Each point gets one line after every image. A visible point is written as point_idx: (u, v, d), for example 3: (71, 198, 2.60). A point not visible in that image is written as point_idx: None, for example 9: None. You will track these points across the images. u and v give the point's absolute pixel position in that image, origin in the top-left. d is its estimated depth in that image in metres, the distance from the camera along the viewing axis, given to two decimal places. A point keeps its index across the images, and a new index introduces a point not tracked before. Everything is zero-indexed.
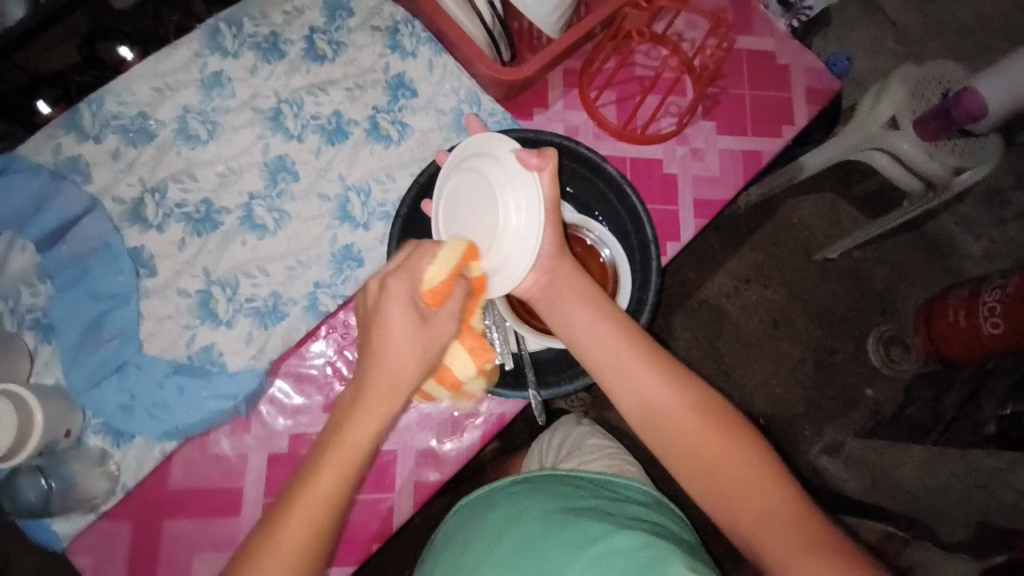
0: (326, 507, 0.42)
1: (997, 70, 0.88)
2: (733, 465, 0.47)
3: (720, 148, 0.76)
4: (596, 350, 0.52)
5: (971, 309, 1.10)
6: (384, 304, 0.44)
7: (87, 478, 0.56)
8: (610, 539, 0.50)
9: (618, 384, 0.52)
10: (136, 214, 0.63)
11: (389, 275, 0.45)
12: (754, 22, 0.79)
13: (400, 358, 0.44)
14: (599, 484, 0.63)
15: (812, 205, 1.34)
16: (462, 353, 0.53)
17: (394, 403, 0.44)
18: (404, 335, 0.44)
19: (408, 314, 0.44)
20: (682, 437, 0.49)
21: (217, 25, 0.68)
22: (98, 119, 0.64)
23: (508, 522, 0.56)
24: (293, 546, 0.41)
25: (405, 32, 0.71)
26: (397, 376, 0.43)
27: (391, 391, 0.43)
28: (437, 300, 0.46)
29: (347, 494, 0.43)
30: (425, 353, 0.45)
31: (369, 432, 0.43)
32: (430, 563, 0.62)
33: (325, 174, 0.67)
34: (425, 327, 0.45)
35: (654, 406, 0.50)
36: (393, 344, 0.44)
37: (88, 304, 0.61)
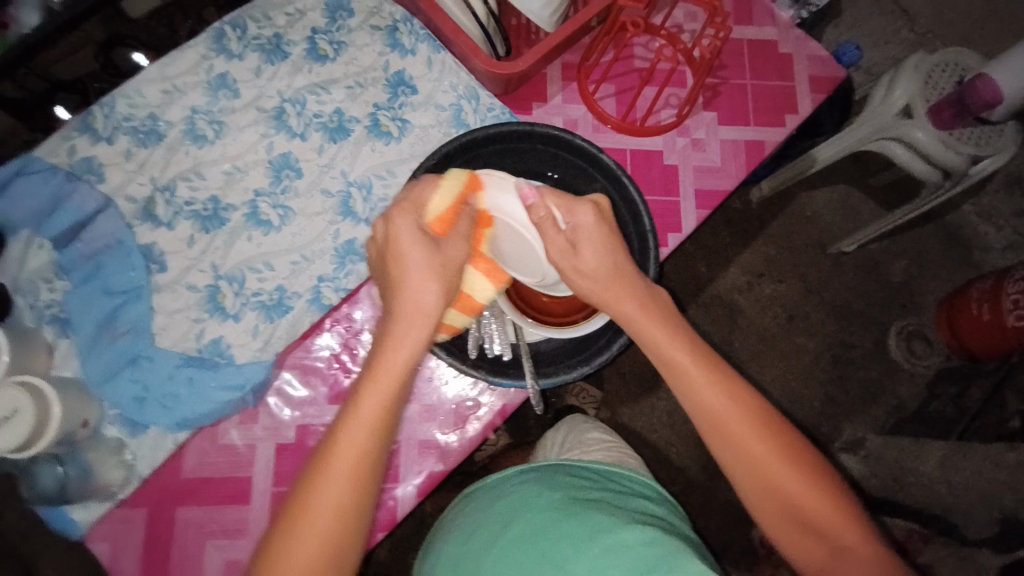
0: (373, 430, 0.46)
1: (1014, 53, 0.85)
2: (811, 503, 0.48)
3: (721, 138, 0.75)
4: (677, 376, 0.52)
5: (995, 300, 1.07)
6: (398, 237, 0.52)
7: (103, 466, 0.59)
8: (617, 535, 0.50)
9: (698, 408, 0.51)
10: (148, 213, 0.66)
11: (394, 209, 0.53)
12: (754, 10, 0.79)
13: (422, 285, 0.51)
14: (605, 476, 0.63)
15: (827, 198, 1.32)
16: (477, 275, 0.57)
17: (423, 327, 0.51)
18: (421, 262, 0.52)
19: (422, 246, 0.52)
20: (760, 469, 0.49)
21: (222, 28, 0.70)
22: (109, 121, 0.67)
23: (516, 508, 0.56)
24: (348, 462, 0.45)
25: (404, 30, 0.73)
26: (422, 303, 0.51)
27: (418, 316, 0.51)
28: (444, 224, 0.54)
29: (390, 419, 0.47)
30: (445, 276, 0.52)
31: (403, 358, 0.49)
32: (432, 547, 0.63)
33: (328, 171, 0.69)
34: (438, 248, 0.53)
35: (736, 433, 0.50)
36: (411, 271, 0.51)
37: (102, 299, 0.63)
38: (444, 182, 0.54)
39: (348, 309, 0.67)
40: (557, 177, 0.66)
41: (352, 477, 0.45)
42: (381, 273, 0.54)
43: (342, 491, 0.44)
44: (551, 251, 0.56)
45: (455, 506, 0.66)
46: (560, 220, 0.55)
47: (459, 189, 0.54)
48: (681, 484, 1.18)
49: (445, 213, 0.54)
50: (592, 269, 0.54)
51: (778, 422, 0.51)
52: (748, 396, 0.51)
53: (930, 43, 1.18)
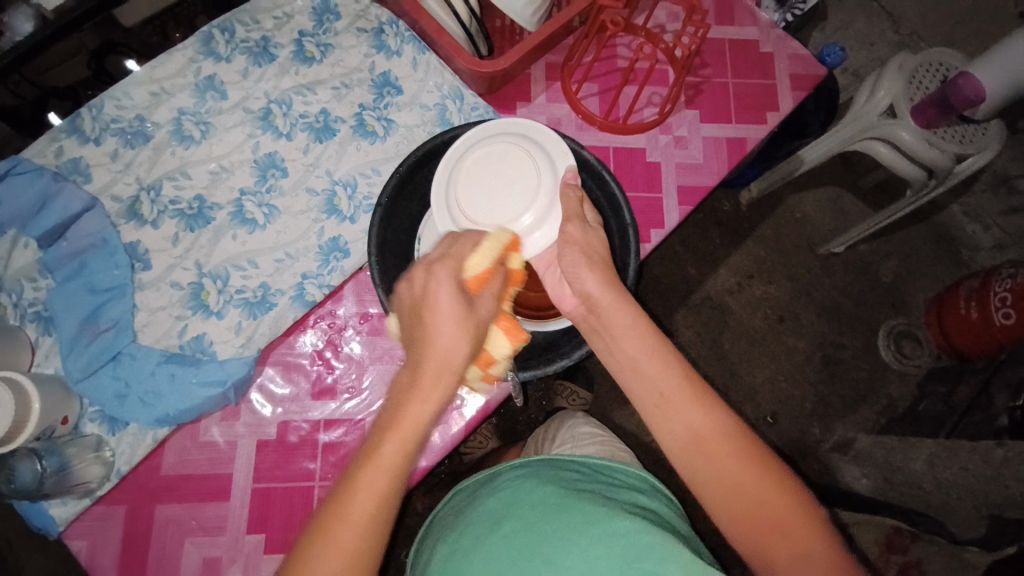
0: (388, 484, 0.43)
1: (1000, 52, 0.86)
2: (774, 507, 0.46)
3: (703, 136, 0.76)
4: (636, 375, 0.52)
5: (982, 299, 1.08)
6: (432, 289, 0.48)
7: (81, 462, 0.59)
8: (607, 525, 0.50)
9: (656, 411, 0.51)
10: (132, 211, 0.66)
11: (434, 262, 0.50)
12: (735, 11, 0.80)
13: (450, 341, 0.47)
14: (598, 470, 0.62)
15: (816, 200, 1.33)
16: (498, 333, 0.54)
17: (446, 383, 0.46)
18: (450, 315, 0.48)
19: (453, 298, 0.48)
20: (717, 469, 0.48)
21: (211, 31, 0.71)
22: (97, 122, 0.68)
23: (512, 503, 0.56)
24: (362, 514, 0.42)
25: (390, 32, 0.74)
26: (450, 358, 0.47)
27: (440, 373, 0.46)
28: (479, 284, 0.51)
29: (404, 473, 0.44)
30: (473, 335, 0.48)
31: (425, 414, 0.45)
32: (425, 545, 0.63)
33: (313, 170, 0.69)
34: (471, 308, 0.49)
35: (692, 432, 0.49)
36: (441, 325, 0.47)
37: (85, 297, 0.63)
38: (487, 243, 0.53)
39: (332, 306, 0.67)
40: None
41: (364, 531, 0.42)
42: (407, 324, 0.49)
43: (358, 539, 0.42)
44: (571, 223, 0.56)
45: (449, 502, 0.66)
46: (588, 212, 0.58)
47: (501, 249, 0.54)
48: (672, 485, 1.18)
49: (482, 273, 0.51)
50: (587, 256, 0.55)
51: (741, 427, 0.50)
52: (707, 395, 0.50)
53: (915, 45, 1.20)
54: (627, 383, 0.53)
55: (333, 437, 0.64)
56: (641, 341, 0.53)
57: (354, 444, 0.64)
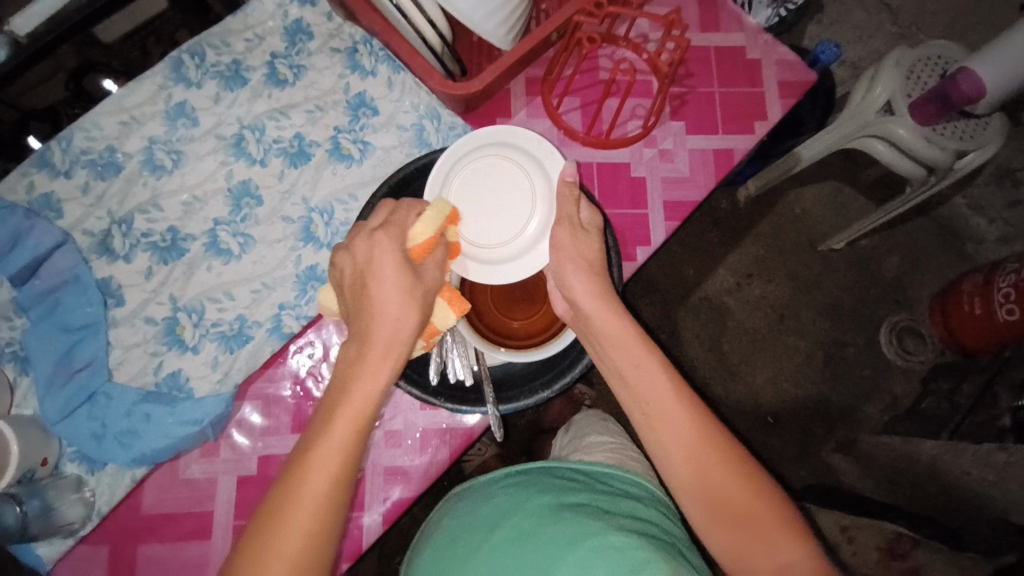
0: (337, 465, 0.43)
1: (1000, 43, 0.82)
2: (769, 535, 0.47)
3: (689, 148, 0.74)
4: (640, 395, 0.51)
5: (987, 295, 1.06)
6: (375, 258, 0.49)
7: (63, 503, 0.59)
8: (602, 539, 0.49)
9: (659, 434, 0.50)
10: (104, 246, 0.65)
11: (375, 230, 0.51)
12: (721, 17, 0.77)
13: (397, 313, 0.48)
14: (595, 476, 0.61)
15: (815, 196, 1.30)
16: (440, 303, 0.53)
17: (394, 355, 0.47)
18: (395, 288, 0.48)
19: (396, 268, 0.49)
20: (718, 496, 0.48)
21: (179, 56, 0.69)
22: (66, 155, 0.66)
23: (503, 512, 0.56)
24: (312, 497, 0.42)
25: (363, 51, 0.72)
26: (398, 332, 0.48)
27: (388, 345, 0.47)
28: (425, 251, 0.51)
29: (358, 449, 0.45)
30: (420, 305, 0.49)
31: (373, 389, 0.46)
32: (413, 557, 0.62)
33: (289, 197, 0.68)
34: (415, 274, 0.50)
35: (696, 459, 0.49)
36: (385, 295, 0.48)
37: (59, 336, 0.62)
38: (431, 210, 0.52)
39: (311, 336, 0.65)
40: None
41: (314, 516, 0.42)
42: (349, 301, 0.51)
43: (308, 519, 0.42)
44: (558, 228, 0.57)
45: (428, 526, 0.65)
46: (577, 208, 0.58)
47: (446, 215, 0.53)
48: None
49: (428, 240, 0.51)
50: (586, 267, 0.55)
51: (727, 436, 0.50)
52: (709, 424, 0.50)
53: (915, 36, 1.17)
54: (629, 399, 0.52)
55: None
56: (632, 339, 0.53)
57: None
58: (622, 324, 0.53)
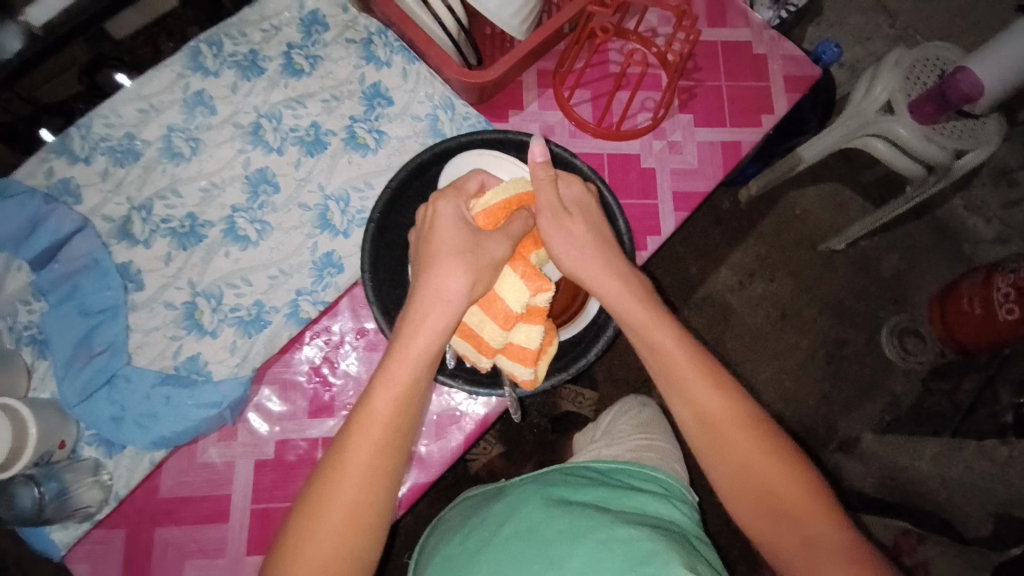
0: (389, 415, 0.47)
1: (996, 45, 0.84)
2: (787, 496, 0.48)
3: (698, 140, 0.75)
4: (658, 361, 0.53)
5: (985, 294, 1.07)
6: (434, 223, 0.53)
7: (79, 486, 0.59)
8: (611, 531, 0.49)
9: (678, 398, 0.52)
10: (124, 232, 0.66)
11: (442, 195, 0.54)
12: (727, 13, 0.79)
13: (447, 273, 0.51)
14: (607, 475, 0.61)
15: (816, 195, 1.32)
16: (514, 277, 0.53)
17: (445, 314, 0.50)
18: (451, 247, 0.52)
19: (456, 232, 0.52)
20: (736, 456, 0.49)
21: (198, 46, 0.70)
22: (86, 142, 0.67)
23: (514, 506, 0.56)
24: (368, 441, 0.46)
25: (379, 43, 0.73)
26: (444, 294, 0.50)
27: (438, 303, 0.50)
28: (491, 222, 0.55)
29: (404, 409, 0.48)
30: (475, 266, 0.51)
31: (423, 347, 0.49)
32: (425, 559, 0.61)
33: (305, 185, 0.69)
34: (478, 240, 0.52)
35: (714, 421, 0.50)
36: (441, 258, 0.51)
37: (78, 320, 0.63)
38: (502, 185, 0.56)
39: (327, 322, 0.67)
40: None
41: (368, 458, 0.46)
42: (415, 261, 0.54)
43: (364, 460, 0.46)
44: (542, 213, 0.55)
45: (448, 513, 0.65)
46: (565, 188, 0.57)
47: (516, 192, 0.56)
48: None
49: (495, 208, 0.55)
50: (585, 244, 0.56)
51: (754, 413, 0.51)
52: (728, 387, 0.52)
53: (912, 38, 1.19)
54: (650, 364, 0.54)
55: None
56: (652, 316, 0.54)
57: None
58: (635, 294, 0.54)
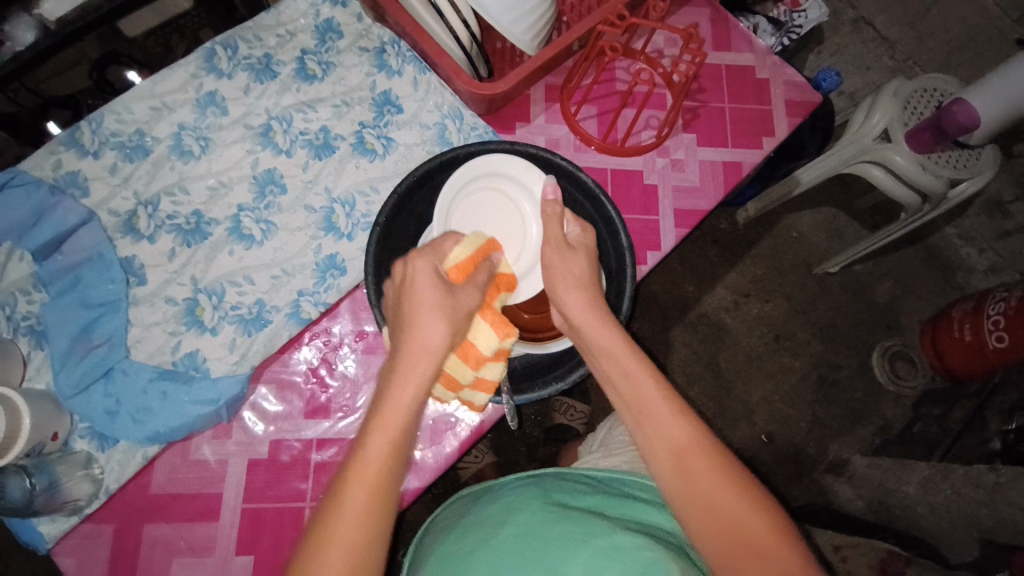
0: (380, 477, 0.44)
1: (991, 79, 0.86)
2: (750, 526, 0.46)
3: (700, 159, 0.77)
4: (624, 388, 0.53)
5: (976, 322, 1.08)
6: (409, 277, 0.52)
7: (70, 479, 0.58)
8: (609, 540, 0.49)
9: (645, 426, 0.51)
10: (129, 226, 0.66)
11: (420, 251, 0.54)
12: (732, 37, 0.81)
13: (429, 327, 0.50)
14: (605, 483, 0.61)
15: (813, 219, 1.34)
16: (485, 325, 0.56)
17: (429, 364, 0.49)
18: (429, 302, 0.51)
19: (432, 285, 0.52)
20: (700, 485, 0.48)
21: (213, 47, 0.71)
22: (96, 136, 0.68)
23: (511, 509, 0.56)
24: (360, 503, 0.43)
25: (391, 52, 0.74)
26: (430, 343, 0.49)
27: (423, 353, 0.49)
28: (461, 274, 0.55)
29: (396, 461, 0.45)
30: (452, 318, 0.51)
31: (408, 399, 0.47)
32: (418, 557, 0.60)
33: (312, 187, 0.69)
34: (452, 292, 0.53)
35: (677, 448, 0.50)
36: (422, 313, 0.50)
37: (79, 311, 0.63)
38: (466, 238, 0.57)
39: (327, 323, 0.67)
40: None
41: (362, 522, 0.43)
42: (392, 314, 0.53)
43: (359, 522, 0.42)
44: (548, 245, 0.59)
45: (442, 514, 0.65)
46: (566, 226, 0.60)
47: (480, 245, 0.58)
48: None
49: (464, 263, 0.55)
50: (576, 277, 0.58)
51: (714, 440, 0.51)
52: (695, 420, 0.52)
53: (910, 69, 1.22)
54: (614, 393, 0.54)
55: (325, 457, 0.63)
56: (625, 344, 0.55)
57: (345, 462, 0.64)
58: (609, 323, 0.56)
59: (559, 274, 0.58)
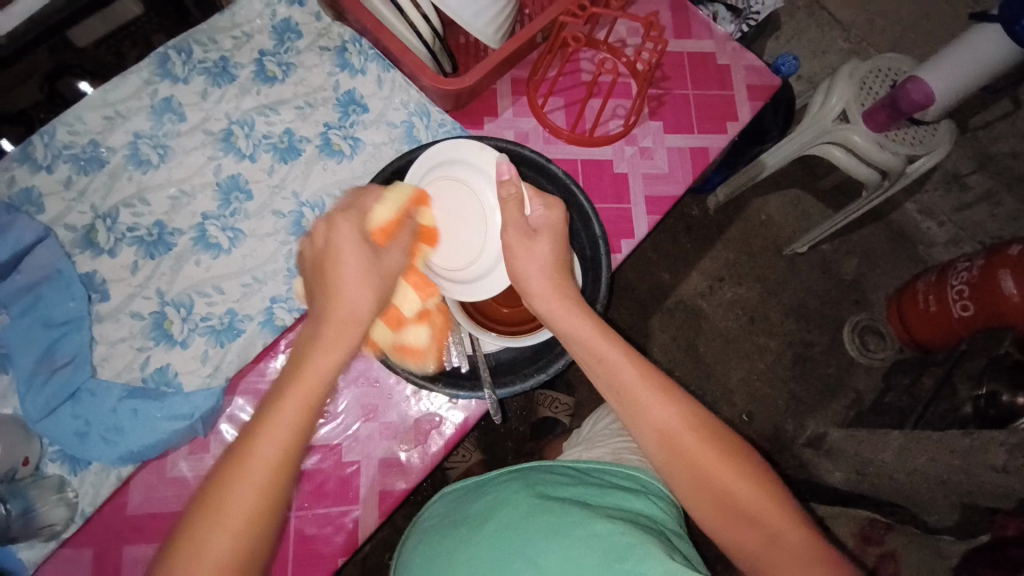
0: (287, 447, 0.42)
1: (942, 58, 0.89)
2: (741, 494, 0.48)
3: (668, 146, 0.78)
4: (607, 378, 0.53)
5: (940, 293, 1.12)
6: (335, 241, 0.50)
7: (46, 504, 0.56)
8: (589, 526, 0.49)
9: (632, 414, 0.52)
10: (88, 240, 0.64)
11: (336, 212, 0.52)
12: (693, 25, 0.82)
13: (353, 292, 0.49)
14: (587, 473, 0.62)
15: (781, 202, 1.37)
16: (408, 288, 0.58)
17: (354, 333, 0.48)
18: (357, 267, 0.50)
19: (360, 249, 0.51)
20: (695, 469, 0.49)
21: (166, 52, 0.69)
22: (48, 150, 0.65)
23: (494, 505, 0.56)
24: (264, 467, 0.41)
25: (353, 50, 0.73)
26: (356, 311, 0.49)
27: (348, 320, 0.48)
28: (385, 235, 0.54)
29: (310, 427, 0.44)
30: (379, 283, 0.51)
31: (329, 365, 0.46)
32: (407, 558, 0.60)
33: (279, 192, 0.68)
34: (377, 257, 0.52)
35: (670, 436, 0.50)
36: (344, 273, 0.49)
37: (40, 332, 0.60)
38: (388, 194, 0.55)
39: (303, 330, 0.65)
40: None
41: (259, 494, 0.41)
42: (312, 285, 0.51)
43: (259, 491, 0.41)
44: (508, 229, 0.57)
45: (430, 508, 0.64)
46: (528, 208, 0.58)
47: (403, 203, 0.56)
48: None
49: (387, 224, 0.54)
50: (540, 262, 0.57)
51: (703, 415, 0.52)
52: (679, 395, 0.52)
53: (864, 51, 1.26)
54: (599, 381, 0.54)
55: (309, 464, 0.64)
56: (596, 332, 0.54)
57: (331, 471, 0.64)
58: (575, 313, 0.55)
59: (523, 260, 0.57)
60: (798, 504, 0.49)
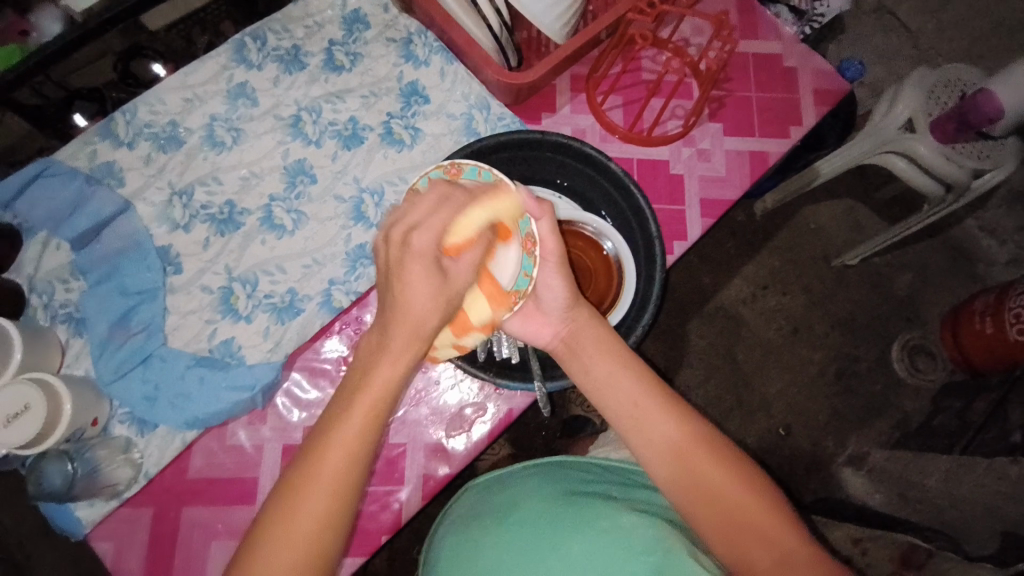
0: (351, 456, 0.44)
1: (1016, 69, 0.84)
2: (740, 505, 0.48)
3: (726, 149, 0.77)
4: (611, 397, 0.54)
5: (998, 316, 1.07)
6: (406, 262, 0.44)
7: (110, 464, 0.60)
8: (614, 521, 0.51)
9: (635, 430, 0.53)
10: (164, 216, 0.67)
11: (415, 224, 0.45)
12: (759, 26, 0.81)
13: (423, 309, 0.44)
14: (614, 468, 0.62)
15: (832, 211, 1.33)
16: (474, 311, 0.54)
17: (420, 347, 0.45)
18: (426, 290, 0.44)
19: (427, 266, 0.44)
20: (699, 481, 0.50)
21: (243, 39, 0.72)
22: (130, 128, 0.69)
23: (517, 498, 0.57)
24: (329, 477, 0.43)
25: (418, 42, 0.74)
26: (422, 323, 0.44)
27: (414, 339, 0.44)
28: (457, 250, 0.47)
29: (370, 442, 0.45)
30: (446, 292, 0.45)
31: (391, 379, 0.44)
32: (434, 539, 0.63)
33: (341, 177, 0.70)
34: (444, 276, 0.45)
35: (671, 448, 0.51)
36: (413, 291, 0.44)
37: (116, 300, 0.65)
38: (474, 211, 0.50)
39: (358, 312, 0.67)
40: (566, 185, 0.69)
41: (329, 496, 0.43)
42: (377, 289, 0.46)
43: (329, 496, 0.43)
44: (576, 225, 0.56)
45: (453, 495, 0.66)
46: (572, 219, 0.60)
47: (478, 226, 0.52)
48: None
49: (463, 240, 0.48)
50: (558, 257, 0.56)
51: (705, 429, 0.52)
52: (680, 409, 0.53)
53: (931, 59, 1.22)
54: (604, 398, 0.55)
55: None
56: (604, 344, 0.56)
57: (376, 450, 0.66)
58: (589, 321, 0.57)
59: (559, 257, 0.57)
60: (796, 515, 0.49)
